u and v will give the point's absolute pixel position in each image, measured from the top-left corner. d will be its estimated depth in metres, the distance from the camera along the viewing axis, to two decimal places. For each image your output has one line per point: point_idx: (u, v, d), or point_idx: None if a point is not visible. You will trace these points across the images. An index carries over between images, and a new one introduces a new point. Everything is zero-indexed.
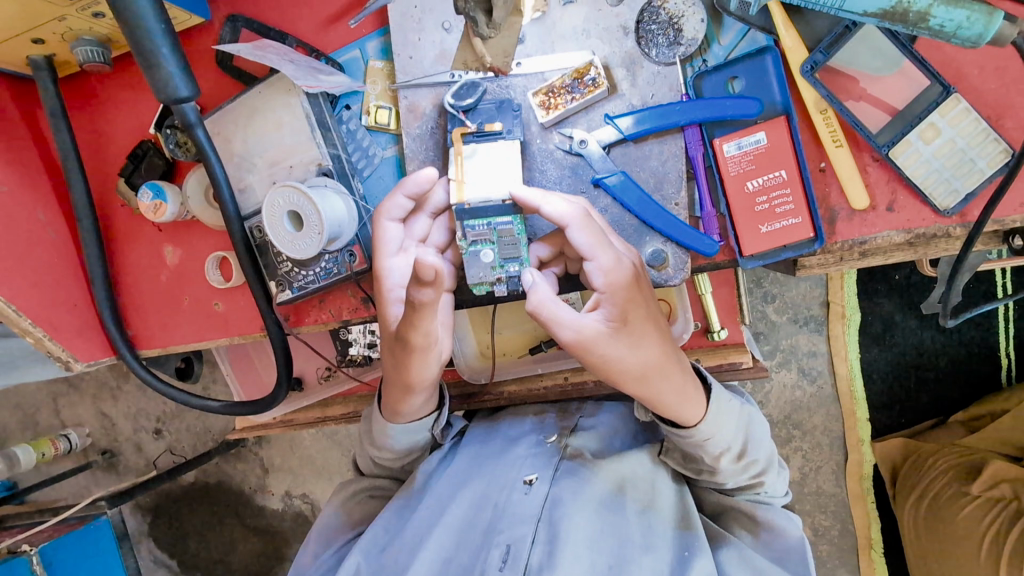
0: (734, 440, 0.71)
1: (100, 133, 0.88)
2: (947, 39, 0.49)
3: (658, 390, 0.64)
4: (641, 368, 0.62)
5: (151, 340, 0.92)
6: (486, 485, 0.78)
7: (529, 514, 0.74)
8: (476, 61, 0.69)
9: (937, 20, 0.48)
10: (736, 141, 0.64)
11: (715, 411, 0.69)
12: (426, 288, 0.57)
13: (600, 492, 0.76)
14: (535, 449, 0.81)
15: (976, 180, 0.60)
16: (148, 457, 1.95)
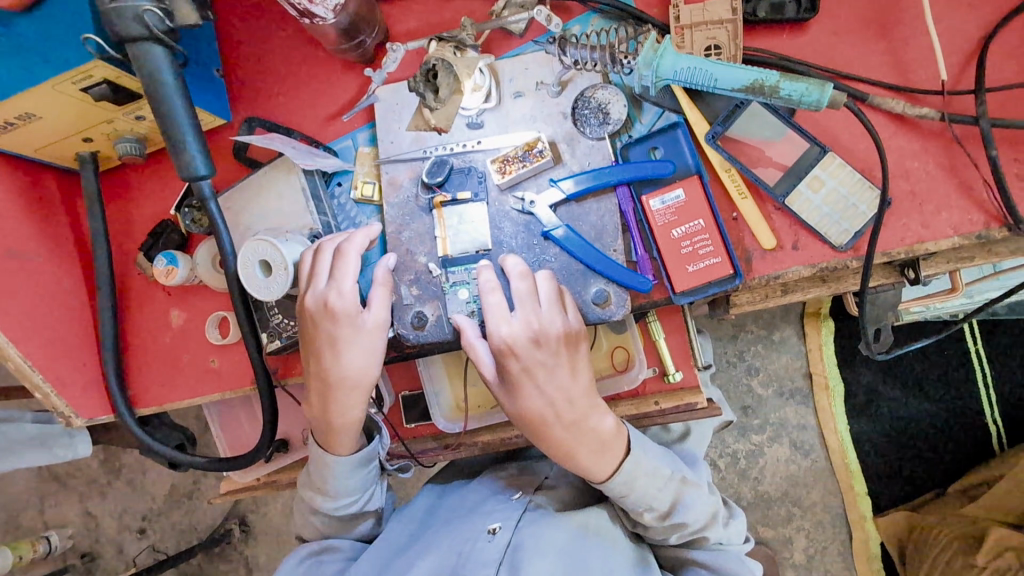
0: (657, 500, 0.79)
1: (127, 214, 1.01)
2: (796, 105, 0.63)
3: (545, 436, 0.74)
4: (531, 411, 0.74)
5: (148, 398, 1.00)
6: (453, 536, 0.82)
7: (493, 559, 0.77)
8: (425, 125, 0.84)
9: (784, 92, 0.62)
10: (660, 197, 0.77)
11: (627, 475, 0.77)
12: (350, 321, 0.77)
13: (559, 542, 0.79)
14: (500, 504, 0.86)
15: (860, 221, 0.72)
16: (128, 557, 1.89)
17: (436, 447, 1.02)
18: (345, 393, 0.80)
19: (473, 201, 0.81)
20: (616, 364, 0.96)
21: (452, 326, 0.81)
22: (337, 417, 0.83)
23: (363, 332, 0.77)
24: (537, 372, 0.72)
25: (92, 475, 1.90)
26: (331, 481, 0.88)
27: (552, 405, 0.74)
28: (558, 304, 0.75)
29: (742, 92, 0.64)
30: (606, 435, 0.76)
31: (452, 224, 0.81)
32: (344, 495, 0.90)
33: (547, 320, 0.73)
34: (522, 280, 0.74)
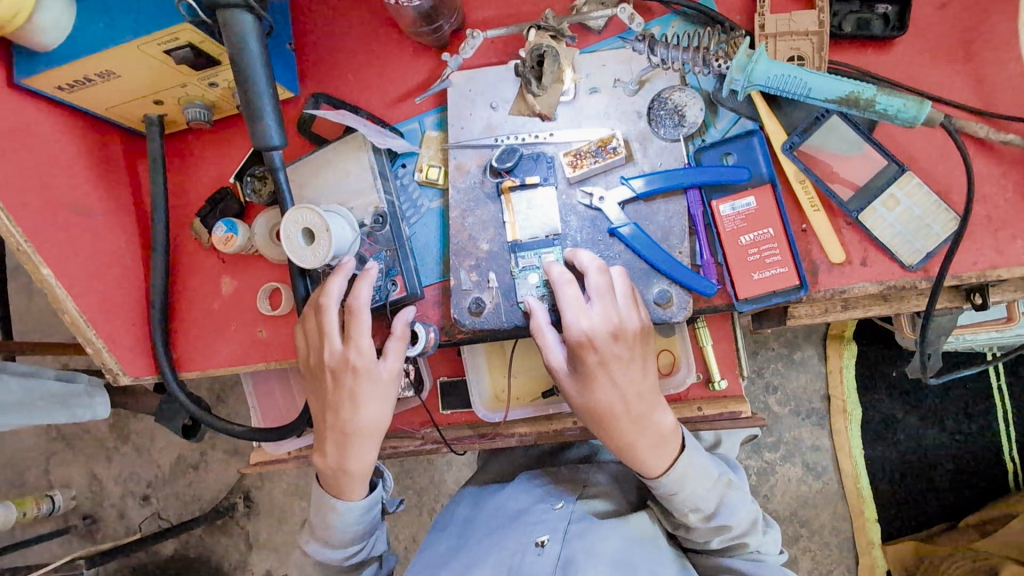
0: (703, 501, 0.77)
1: (187, 178, 1.02)
2: (891, 117, 0.66)
3: (611, 428, 0.75)
4: (601, 400, 0.75)
5: (192, 362, 1.01)
6: (500, 552, 0.82)
7: (544, 573, 0.78)
8: (527, 109, 0.84)
9: (880, 105, 0.66)
10: (731, 203, 0.77)
11: (679, 470, 0.76)
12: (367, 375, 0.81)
13: (608, 553, 0.79)
14: (542, 516, 0.84)
15: (933, 242, 0.72)
16: (132, 522, 1.90)
17: (473, 435, 1.02)
18: (363, 442, 0.83)
19: (542, 185, 0.82)
20: (661, 368, 0.96)
21: (510, 315, 0.82)
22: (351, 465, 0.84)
23: (382, 383, 0.81)
24: (611, 364, 0.74)
25: (105, 437, 1.91)
26: (335, 534, 0.88)
27: (621, 398, 0.75)
28: (632, 303, 0.75)
29: (836, 104, 0.67)
30: (666, 430, 0.77)
31: (520, 209, 0.82)
32: (349, 545, 0.89)
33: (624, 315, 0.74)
34: (598, 275, 0.75)
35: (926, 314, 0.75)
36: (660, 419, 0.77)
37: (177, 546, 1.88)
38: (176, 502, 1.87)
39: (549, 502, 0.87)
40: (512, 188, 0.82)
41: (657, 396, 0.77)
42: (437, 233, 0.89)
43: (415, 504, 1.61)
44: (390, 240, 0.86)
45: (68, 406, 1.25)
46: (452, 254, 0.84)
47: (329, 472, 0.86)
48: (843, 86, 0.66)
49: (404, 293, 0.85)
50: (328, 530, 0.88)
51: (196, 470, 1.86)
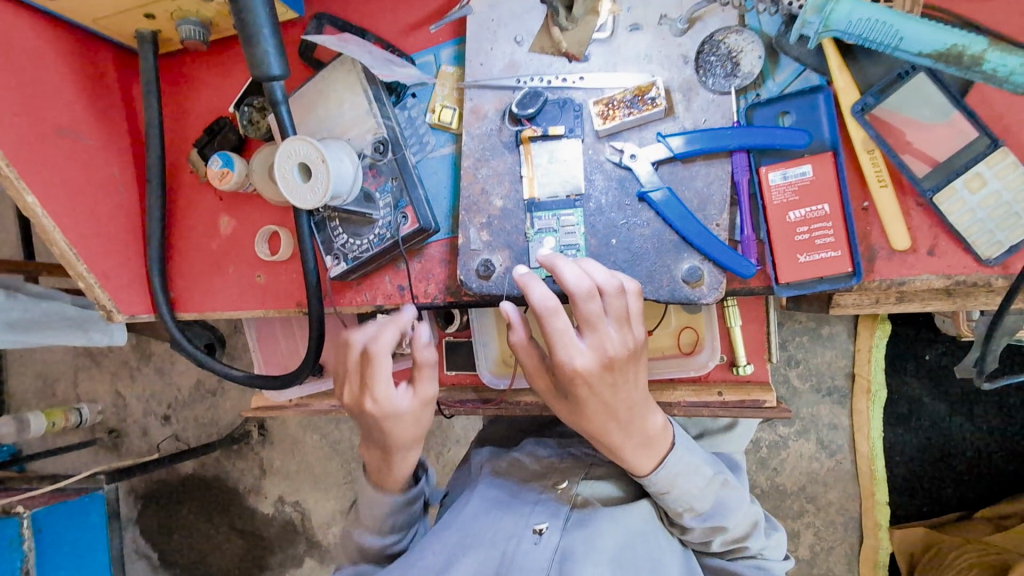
0: (698, 500, 0.74)
1: (185, 104, 0.95)
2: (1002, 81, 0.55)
3: (603, 440, 0.70)
4: (589, 416, 0.69)
5: (190, 303, 0.96)
6: (494, 534, 0.77)
7: (539, 567, 0.72)
8: (552, 46, 0.73)
9: (990, 64, 0.55)
10: (782, 171, 0.67)
11: (670, 469, 0.72)
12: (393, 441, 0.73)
13: (609, 547, 0.73)
14: (542, 497, 0.80)
15: (1020, 233, 0.62)
16: (150, 440, 1.95)
17: (475, 399, 0.98)
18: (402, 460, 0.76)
19: (567, 137, 0.72)
20: (682, 346, 0.89)
21: None
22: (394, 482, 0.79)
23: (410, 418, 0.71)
24: (601, 394, 0.66)
25: (125, 357, 1.94)
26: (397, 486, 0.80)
27: (610, 414, 0.68)
28: (623, 323, 0.66)
29: (934, 58, 0.56)
30: (652, 429, 0.71)
31: (541, 162, 0.73)
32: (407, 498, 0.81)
33: (615, 339, 0.65)
34: (583, 300, 0.63)
35: (995, 316, 0.66)
36: (654, 424, 0.72)
37: (193, 467, 1.94)
38: (189, 425, 1.92)
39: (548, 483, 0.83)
40: (532, 138, 0.73)
41: (648, 405, 0.70)
42: (447, 183, 0.80)
43: None
44: (395, 169, 0.77)
45: (85, 329, 1.23)
46: (462, 209, 0.76)
47: (374, 465, 0.79)
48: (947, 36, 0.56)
49: (415, 227, 0.77)
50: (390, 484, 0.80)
51: (213, 396, 1.89)
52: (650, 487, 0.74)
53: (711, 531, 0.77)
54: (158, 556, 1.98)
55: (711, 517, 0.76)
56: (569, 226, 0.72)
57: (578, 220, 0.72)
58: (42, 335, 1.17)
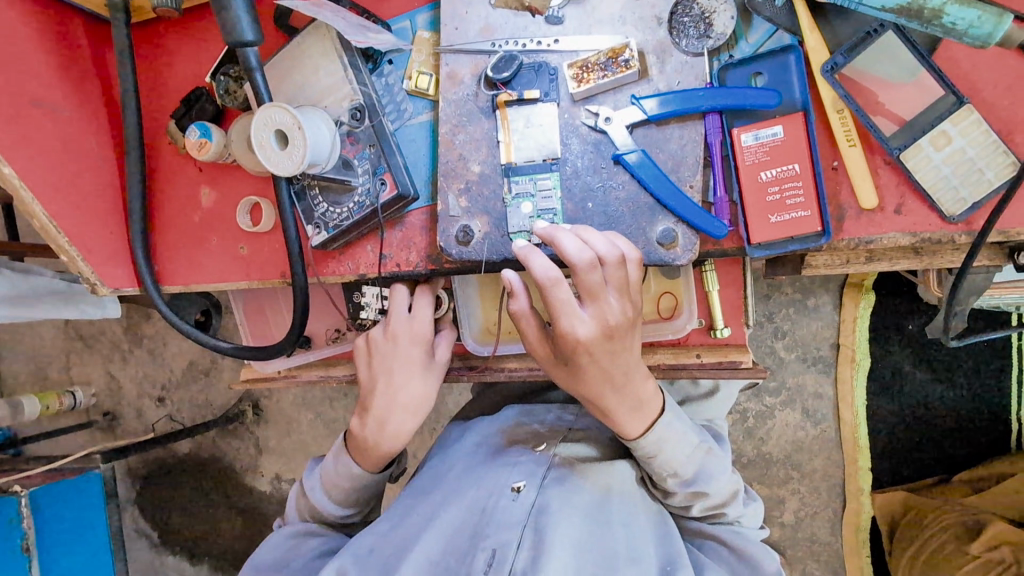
0: (682, 466, 0.77)
1: (161, 74, 0.94)
2: (957, 35, 0.56)
3: (599, 403, 0.72)
4: (587, 381, 0.71)
5: (174, 276, 0.97)
6: (474, 492, 0.79)
7: (516, 520, 0.74)
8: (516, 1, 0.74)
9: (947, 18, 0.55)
10: (754, 132, 0.68)
11: (658, 434, 0.75)
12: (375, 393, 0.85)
13: (583, 505, 0.77)
14: (521, 457, 0.82)
15: (983, 190, 0.63)
16: (144, 421, 1.96)
17: (460, 367, 1.00)
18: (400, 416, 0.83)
19: (543, 101, 0.72)
20: (662, 312, 0.90)
21: (500, 247, 0.75)
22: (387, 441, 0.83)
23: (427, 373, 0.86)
24: (602, 360, 0.68)
25: (116, 339, 1.94)
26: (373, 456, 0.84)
27: (606, 381, 0.70)
28: (623, 290, 0.67)
29: (895, 13, 0.57)
30: (644, 393, 0.74)
31: (517, 127, 0.73)
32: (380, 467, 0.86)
33: (614, 307, 0.67)
34: (585, 272, 0.64)
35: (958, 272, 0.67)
36: (647, 390, 0.74)
37: (189, 446, 1.96)
38: (183, 405, 1.93)
39: (529, 445, 0.85)
40: (508, 103, 0.73)
41: (641, 372, 0.73)
42: (426, 150, 0.81)
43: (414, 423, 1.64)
44: (372, 136, 0.77)
45: (75, 302, 1.23)
46: (440, 175, 0.76)
47: (360, 438, 0.84)
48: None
49: (393, 194, 0.77)
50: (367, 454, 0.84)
51: (206, 376, 1.90)
52: (638, 452, 0.76)
53: (691, 497, 0.79)
54: (158, 535, 2.01)
55: (694, 482, 0.78)
56: (545, 190, 0.72)
57: (555, 184, 0.73)
58: (35, 307, 1.18)
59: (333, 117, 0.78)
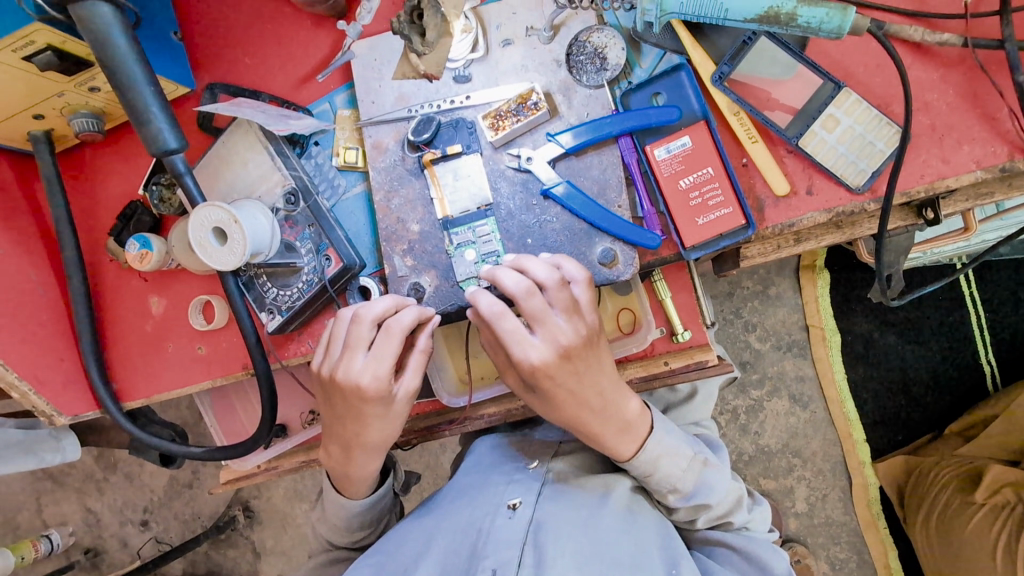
0: (681, 482, 0.78)
1: (93, 195, 0.95)
2: (813, 29, 0.62)
3: (581, 428, 0.73)
4: (563, 407, 0.71)
5: (134, 391, 0.95)
6: (470, 512, 0.80)
7: (515, 537, 0.74)
8: (413, 71, 0.79)
9: (801, 19, 0.62)
10: (665, 146, 0.72)
11: (651, 452, 0.76)
12: (349, 429, 0.75)
13: (578, 512, 0.78)
14: (516, 475, 0.84)
15: (878, 159, 0.68)
16: (130, 550, 1.85)
17: (443, 421, 0.99)
18: (366, 455, 0.78)
19: (466, 153, 0.76)
20: (623, 326, 0.94)
21: (452, 297, 0.77)
22: (355, 472, 0.81)
23: (397, 406, 0.73)
24: (568, 383, 0.69)
25: (88, 470, 1.85)
26: (346, 516, 0.86)
27: (579, 406, 0.71)
28: (572, 313, 0.68)
29: (757, 22, 0.63)
30: (626, 413, 0.75)
31: (447, 182, 0.77)
32: (361, 527, 0.88)
33: (564, 330, 0.67)
34: (531, 299, 0.66)
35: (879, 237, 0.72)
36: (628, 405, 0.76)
37: (183, 566, 1.85)
38: (168, 524, 1.82)
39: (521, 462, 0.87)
40: (434, 161, 0.77)
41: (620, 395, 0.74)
42: (364, 219, 0.83)
43: (415, 489, 1.60)
44: (309, 216, 0.80)
45: (34, 451, 1.09)
46: (383, 240, 0.78)
47: (335, 471, 0.82)
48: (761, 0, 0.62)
49: (339, 265, 0.79)
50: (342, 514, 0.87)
51: (190, 488, 1.81)
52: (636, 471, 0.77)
53: (695, 510, 0.80)
54: None
55: (697, 495, 0.79)
56: (484, 236, 0.75)
57: (492, 228, 0.76)
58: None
59: (268, 205, 0.80)
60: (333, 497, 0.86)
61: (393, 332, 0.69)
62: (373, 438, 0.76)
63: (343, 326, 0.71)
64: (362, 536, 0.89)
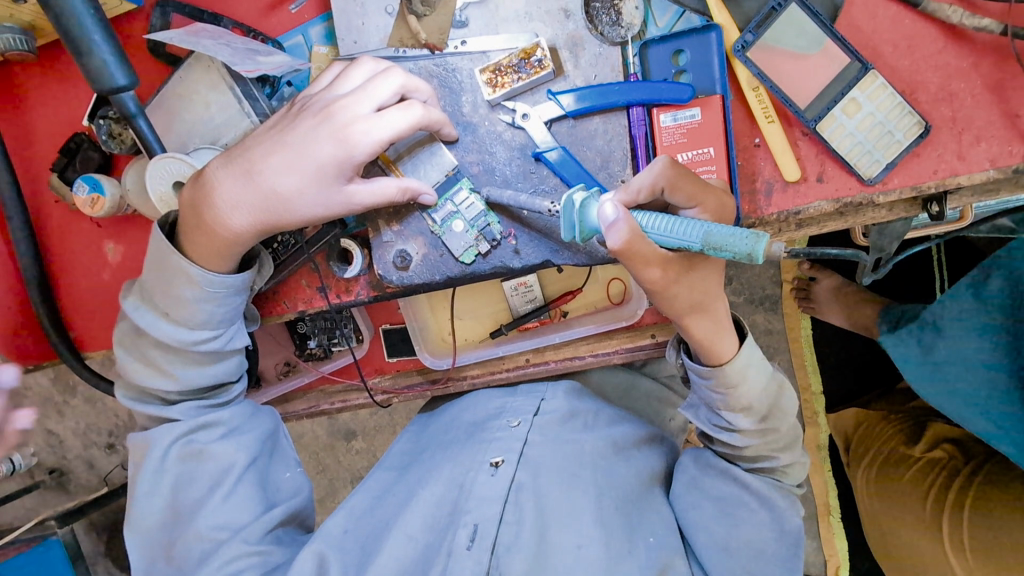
0: (758, 401, 0.71)
1: (30, 123, 0.84)
2: (726, 258, 0.51)
3: (694, 327, 0.66)
4: (686, 302, 0.62)
5: (90, 344, 0.88)
6: (452, 467, 0.80)
7: (495, 494, 0.75)
8: (412, 38, 0.70)
9: (711, 254, 0.52)
10: (672, 113, 0.66)
11: (743, 361, 0.69)
12: (240, 210, 0.62)
13: (560, 470, 0.80)
14: (498, 433, 0.84)
15: (895, 150, 0.65)
16: (99, 474, 1.56)
17: (423, 382, 0.99)
18: (266, 139, 0.62)
19: (460, 111, 0.69)
20: (612, 297, 0.93)
21: (440, 267, 0.72)
22: (214, 225, 0.62)
23: (319, 146, 0.60)
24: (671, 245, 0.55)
25: None
26: (187, 311, 0.67)
27: (706, 337, 0.67)
28: (677, 184, 0.57)
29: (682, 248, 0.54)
30: (709, 289, 0.64)
31: (414, 171, 0.69)
32: (203, 328, 0.68)
33: (680, 207, 0.59)
34: (642, 233, 0.54)
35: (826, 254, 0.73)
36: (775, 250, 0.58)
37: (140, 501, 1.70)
38: (111, 457, 1.54)
39: (504, 419, 0.86)
40: (418, 144, 0.69)
41: (716, 279, 0.65)
42: None
43: (389, 423, 1.59)
44: None
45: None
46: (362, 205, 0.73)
47: (188, 222, 0.63)
48: (668, 242, 0.54)
49: (316, 229, 0.75)
50: (181, 306, 0.67)
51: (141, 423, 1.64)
52: (714, 381, 0.70)
53: (761, 436, 0.72)
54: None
55: (765, 417, 0.72)
56: (465, 202, 0.69)
57: (471, 192, 0.70)
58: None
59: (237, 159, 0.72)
60: (169, 263, 0.65)
61: (378, 75, 0.62)
62: (280, 189, 0.61)
63: (321, 86, 0.65)
64: (201, 344, 0.69)
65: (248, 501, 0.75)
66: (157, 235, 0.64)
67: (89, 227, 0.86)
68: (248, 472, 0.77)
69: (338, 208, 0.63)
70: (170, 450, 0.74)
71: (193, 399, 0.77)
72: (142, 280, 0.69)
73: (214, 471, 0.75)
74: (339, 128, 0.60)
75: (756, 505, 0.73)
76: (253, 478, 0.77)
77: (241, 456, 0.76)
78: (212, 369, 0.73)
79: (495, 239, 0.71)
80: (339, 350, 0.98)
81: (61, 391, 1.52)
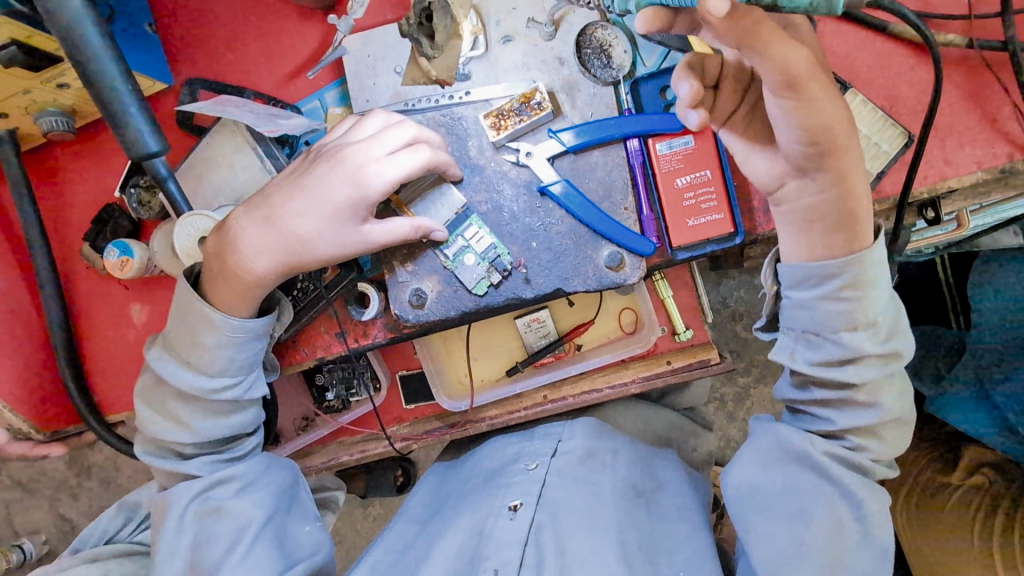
0: (881, 315, 0.59)
1: (65, 196, 0.90)
2: None
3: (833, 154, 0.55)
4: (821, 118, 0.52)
5: (115, 406, 0.90)
6: (470, 517, 0.79)
7: (515, 538, 0.74)
8: (424, 76, 0.76)
9: None
10: (667, 142, 0.71)
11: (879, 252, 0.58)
12: (263, 254, 0.65)
13: (580, 514, 0.77)
14: (516, 478, 0.83)
15: (882, 160, 0.68)
16: None
17: (441, 426, 0.99)
18: (286, 185, 0.67)
19: (467, 154, 0.74)
20: (625, 327, 0.94)
21: (455, 303, 0.75)
22: (237, 270, 0.66)
23: (336, 189, 0.65)
24: None
25: None
26: (208, 358, 0.68)
27: (842, 195, 0.57)
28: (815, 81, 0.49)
29: None
30: None
31: (427, 209, 0.73)
32: (224, 374, 0.70)
33: None
34: None
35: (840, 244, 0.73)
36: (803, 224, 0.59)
37: None
38: None
39: (522, 464, 0.85)
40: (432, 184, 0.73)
41: None
42: None
43: None
44: None
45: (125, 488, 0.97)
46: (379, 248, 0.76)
47: (212, 270, 0.67)
48: None
49: (334, 272, 0.77)
50: (204, 353, 0.69)
51: None
52: (846, 279, 0.58)
53: (881, 368, 0.59)
54: None
55: (885, 340, 0.60)
56: (474, 235, 0.72)
57: (481, 228, 0.73)
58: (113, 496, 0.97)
59: None
60: (196, 313, 0.67)
61: (388, 123, 0.67)
62: (300, 231, 0.65)
63: (336, 136, 0.70)
64: (222, 391, 0.70)
65: (266, 559, 0.73)
66: (183, 285, 0.67)
67: (118, 291, 0.89)
68: (266, 529, 0.75)
69: (355, 247, 0.67)
70: (187, 510, 0.73)
71: (210, 453, 0.77)
72: (166, 331, 0.72)
73: (233, 528, 0.74)
74: (354, 170, 0.65)
75: (836, 500, 0.60)
76: (271, 535, 0.75)
77: (258, 512, 0.75)
78: (234, 419, 0.74)
79: (506, 269, 0.73)
80: (358, 400, 0.99)
81: (76, 475, 1.42)
